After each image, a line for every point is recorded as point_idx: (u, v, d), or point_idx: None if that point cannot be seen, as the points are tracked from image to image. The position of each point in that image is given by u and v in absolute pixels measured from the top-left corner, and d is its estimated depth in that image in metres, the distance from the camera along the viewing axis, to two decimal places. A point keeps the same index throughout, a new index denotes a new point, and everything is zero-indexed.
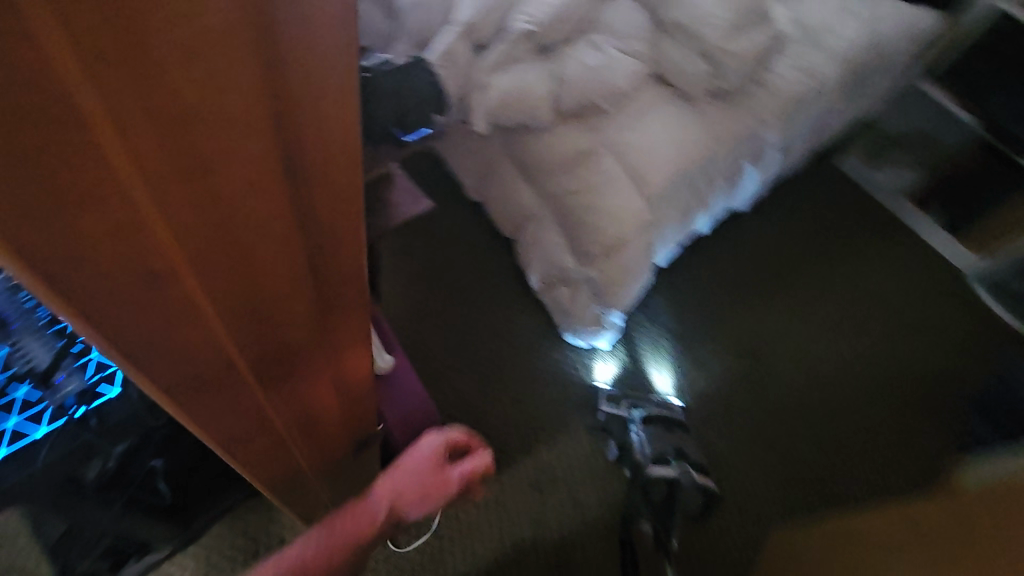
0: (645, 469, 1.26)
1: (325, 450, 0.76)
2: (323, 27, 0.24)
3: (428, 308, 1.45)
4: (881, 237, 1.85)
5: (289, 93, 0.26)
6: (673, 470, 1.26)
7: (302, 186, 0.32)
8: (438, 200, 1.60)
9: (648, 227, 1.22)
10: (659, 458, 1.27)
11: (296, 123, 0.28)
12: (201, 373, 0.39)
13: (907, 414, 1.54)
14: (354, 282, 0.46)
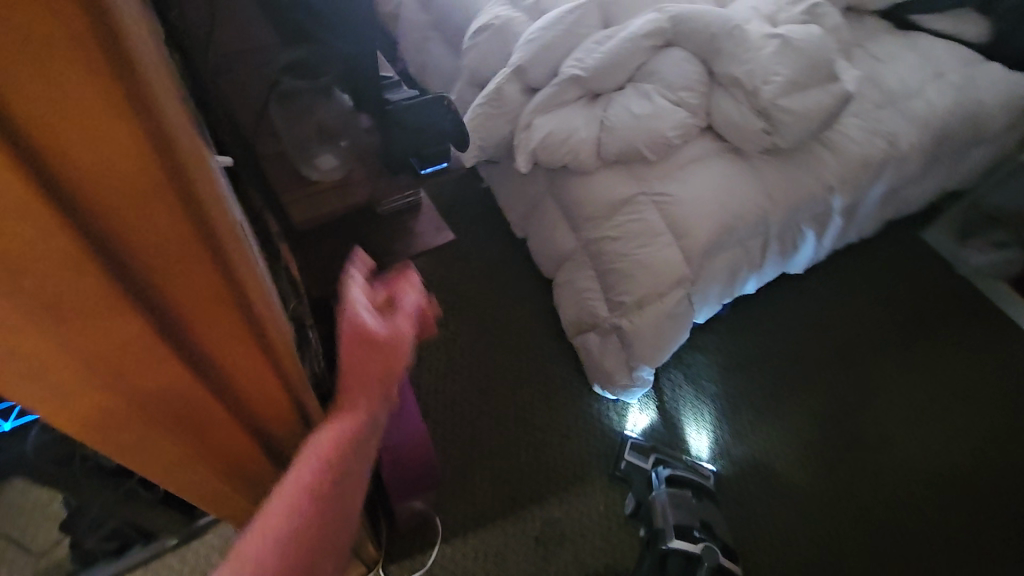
0: (663, 538, 1.10)
1: None
2: (73, 82, 0.23)
3: (457, 337, 1.45)
4: (973, 316, 1.68)
5: (68, 151, 0.25)
6: (696, 547, 1.09)
7: (148, 258, 0.31)
8: (482, 232, 1.63)
9: (685, 282, 1.17)
10: (683, 531, 1.12)
11: (84, 187, 0.27)
12: (130, 442, 0.42)
13: (984, 526, 1.34)
14: (271, 364, 0.44)
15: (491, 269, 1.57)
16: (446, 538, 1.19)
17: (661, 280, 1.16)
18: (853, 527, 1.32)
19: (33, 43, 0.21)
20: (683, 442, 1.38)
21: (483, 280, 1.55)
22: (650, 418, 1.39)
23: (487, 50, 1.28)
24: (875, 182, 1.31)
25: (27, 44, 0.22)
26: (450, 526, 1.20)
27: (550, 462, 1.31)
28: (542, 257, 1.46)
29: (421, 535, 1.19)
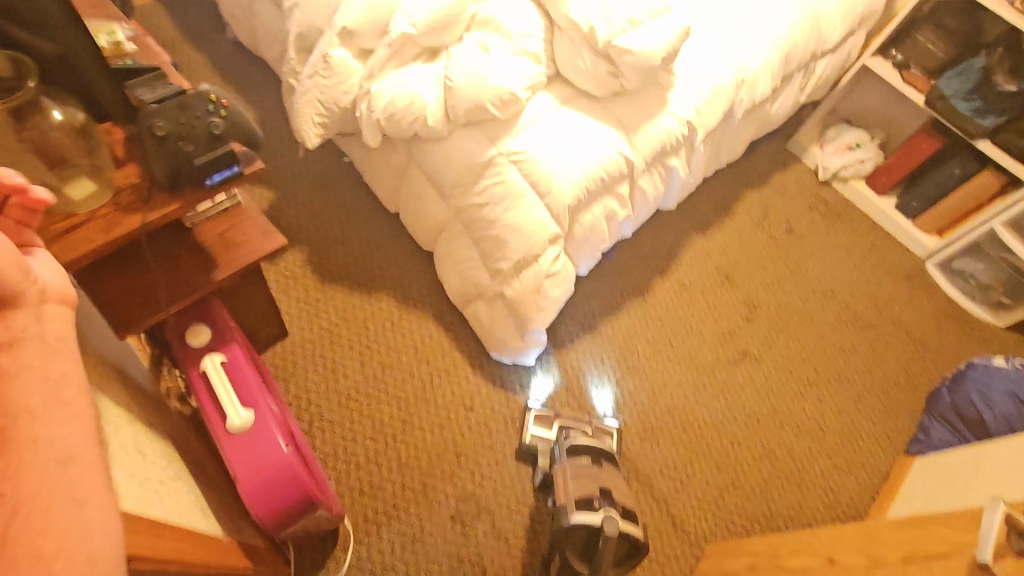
0: (564, 516, 1.07)
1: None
2: None
3: (341, 330, 1.37)
4: (830, 214, 1.89)
5: None
6: (597, 518, 1.04)
7: None
8: (352, 212, 1.52)
9: (559, 240, 1.16)
10: (584, 503, 1.08)
11: None
12: None
13: (851, 411, 1.52)
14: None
15: (368, 251, 1.47)
16: (362, 537, 1.16)
17: (533, 241, 1.13)
18: (747, 435, 1.44)
19: None
20: (587, 401, 1.39)
21: (361, 263, 1.45)
22: (550, 383, 1.39)
23: (311, 11, 1.16)
24: (732, 107, 1.31)
25: None
26: (363, 525, 1.16)
27: (458, 438, 1.29)
28: (416, 230, 1.39)
29: (333, 542, 1.14)
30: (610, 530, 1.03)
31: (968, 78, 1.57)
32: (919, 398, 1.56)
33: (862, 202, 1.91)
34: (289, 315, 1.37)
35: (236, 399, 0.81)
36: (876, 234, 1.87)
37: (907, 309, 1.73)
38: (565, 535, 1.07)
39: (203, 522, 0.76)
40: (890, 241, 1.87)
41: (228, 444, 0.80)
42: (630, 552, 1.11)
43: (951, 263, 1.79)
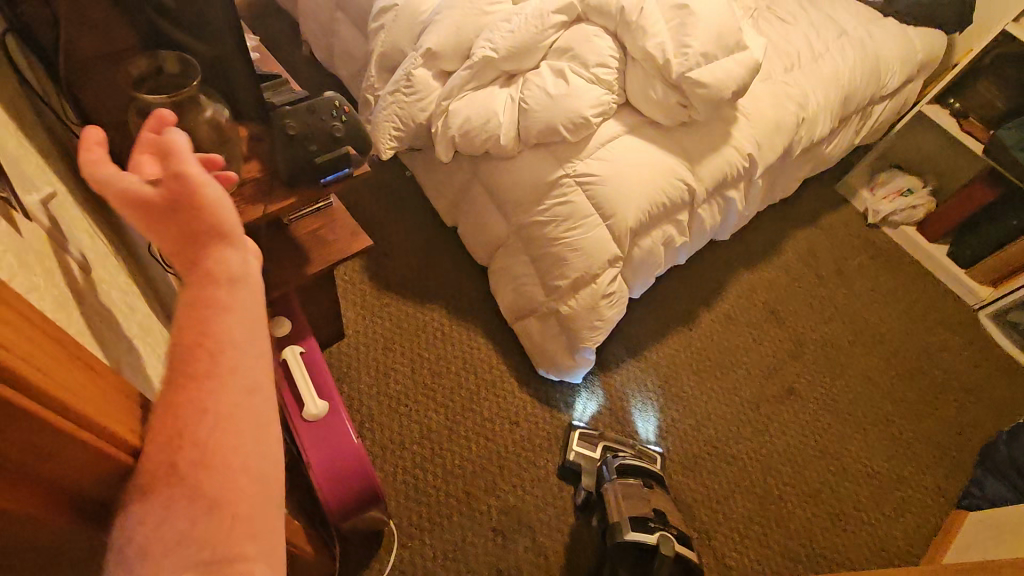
0: (620, 532, 1.08)
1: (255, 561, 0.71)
2: (234, 426, 0.35)
3: (395, 336, 1.41)
4: (879, 257, 1.88)
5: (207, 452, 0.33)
6: (653, 538, 1.07)
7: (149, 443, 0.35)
8: (411, 223, 1.58)
9: (618, 261, 1.19)
10: (639, 522, 1.10)
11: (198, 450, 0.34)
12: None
13: (899, 456, 1.48)
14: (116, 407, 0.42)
15: (425, 261, 1.52)
16: (404, 541, 1.16)
17: (593, 260, 1.16)
18: (790, 472, 1.42)
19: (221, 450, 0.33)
20: (630, 424, 1.40)
21: (417, 272, 1.50)
22: (594, 403, 1.40)
23: (396, 32, 1.24)
24: (793, 144, 1.33)
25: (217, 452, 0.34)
26: (407, 529, 1.18)
27: (501, 451, 1.30)
28: (474, 244, 1.43)
29: (375, 542, 1.15)
30: (667, 551, 1.05)
31: (1018, 130, 1.58)
32: (970, 450, 1.52)
33: (913, 248, 1.89)
34: (347, 318, 1.42)
35: (312, 388, 0.84)
36: (928, 280, 1.85)
37: (960, 358, 1.69)
38: (620, 552, 1.08)
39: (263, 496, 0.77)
40: (942, 290, 1.84)
41: (303, 432, 0.83)
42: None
43: (1006, 315, 1.75)
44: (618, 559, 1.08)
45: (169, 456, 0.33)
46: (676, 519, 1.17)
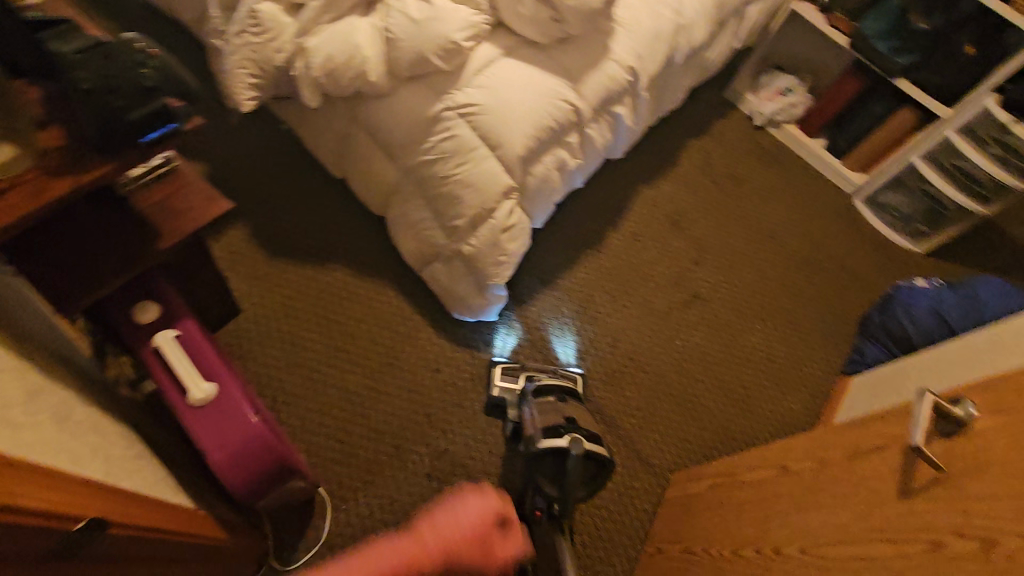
0: (535, 444, 1.07)
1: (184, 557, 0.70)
2: None
3: (297, 303, 1.34)
4: (765, 159, 1.98)
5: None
6: (564, 441, 1.05)
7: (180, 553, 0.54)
8: (295, 180, 1.46)
9: (513, 192, 1.15)
10: (551, 430, 1.10)
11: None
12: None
13: (793, 340, 1.63)
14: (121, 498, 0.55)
15: (318, 219, 1.43)
16: (338, 504, 1.15)
17: (487, 195, 1.12)
18: (701, 370, 1.52)
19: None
20: (550, 352, 1.43)
21: (311, 232, 1.41)
22: (512, 338, 1.41)
23: None
24: (674, 52, 1.32)
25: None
26: (339, 492, 1.17)
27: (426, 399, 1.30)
28: (366, 194, 1.36)
29: (307, 511, 1.14)
30: (577, 451, 1.03)
31: (883, 18, 1.67)
32: (852, 323, 1.69)
33: (795, 145, 2.01)
34: (240, 292, 1.32)
35: (195, 371, 0.78)
36: (808, 174, 1.98)
37: (840, 243, 1.85)
38: (536, 462, 1.06)
39: (144, 488, 0.66)
40: (821, 182, 1.98)
41: (194, 419, 0.77)
42: (597, 475, 1.11)
43: (876, 198, 1.91)
44: (536, 470, 1.07)
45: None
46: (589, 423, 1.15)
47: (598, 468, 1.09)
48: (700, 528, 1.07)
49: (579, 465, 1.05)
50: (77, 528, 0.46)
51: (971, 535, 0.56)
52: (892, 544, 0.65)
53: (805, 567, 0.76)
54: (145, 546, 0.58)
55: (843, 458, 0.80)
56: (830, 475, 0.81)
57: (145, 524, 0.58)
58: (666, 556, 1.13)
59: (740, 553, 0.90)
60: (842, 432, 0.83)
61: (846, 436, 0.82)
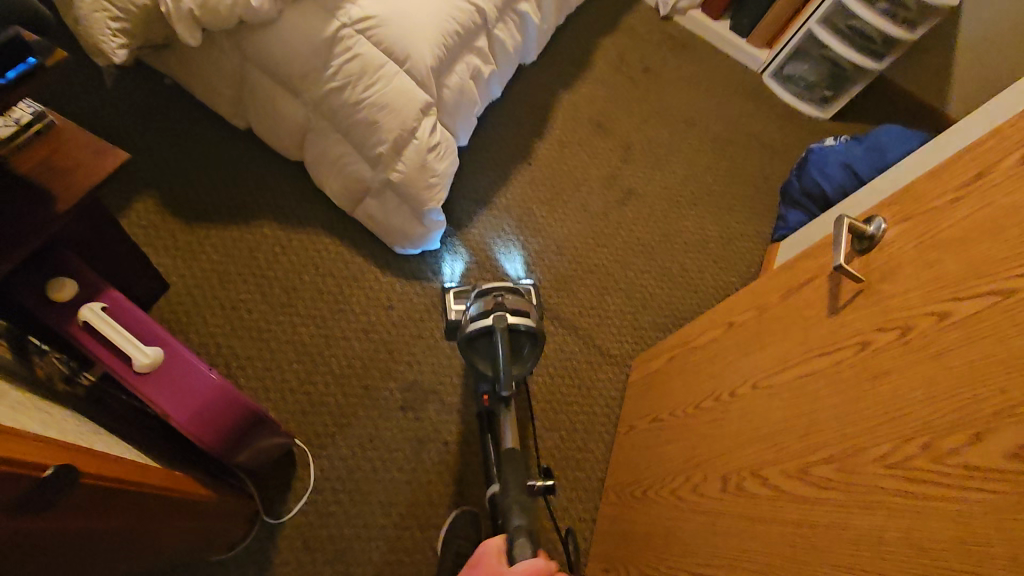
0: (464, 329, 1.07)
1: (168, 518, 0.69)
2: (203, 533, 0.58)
3: (230, 267, 1.27)
4: (675, 49, 2.01)
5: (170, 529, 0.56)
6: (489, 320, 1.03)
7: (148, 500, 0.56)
8: (198, 139, 1.36)
9: (432, 108, 1.11)
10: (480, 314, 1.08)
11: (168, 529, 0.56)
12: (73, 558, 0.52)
13: (723, 218, 1.71)
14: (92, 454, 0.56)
15: (233, 176, 1.34)
16: (319, 452, 1.16)
17: (406, 115, 1.07)
18: (643, 260, 1.58)
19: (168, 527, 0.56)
20: (500, 269, 1.44)
21: (227, 190, 1.33)
22: (460, 262, 1.41)
23: None
24: None
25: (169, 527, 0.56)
26: (317, 439, 1.17)
27: (385, 337, 1.29)
28: (279, 139, 1.28)
29: (288, 465, 1.14)
30: (500, 327, 1.01)
31: None
32: (774, 193, 1.78)
33: (701, 30, 2.05)
34: (165, 265, 1.24)
35: (132, 337, 0.74)
36: (717, 59, 2.03)
37: (755, 120, 1.92)
38: (468, 346, 1.06)
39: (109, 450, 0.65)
40: (730, 64, 2.03)
41: (146, 386, 0.74)
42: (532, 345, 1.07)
43: (783, 71, 1.97)
44: (471, 353, 1.08)
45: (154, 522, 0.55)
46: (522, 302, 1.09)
47: (530, 343, 1.07)
48: (664, 396, 1.15)
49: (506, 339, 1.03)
50: (46, 476, 0.46)
51: (892, 326, 0.63)
52: (826, 354, 0.72)
53: (756, 398, 0.83)
54: (121, 498, 0.58)
55: (779, 299, 0.87)
56: (770, 317, 0.88)
57: (119, 477, 0.58)
58: (638, 430, 1.22)
59: (702, 405, 0.98)
60: (775, 277, 0.90)
61: (779, 280, 0.89)
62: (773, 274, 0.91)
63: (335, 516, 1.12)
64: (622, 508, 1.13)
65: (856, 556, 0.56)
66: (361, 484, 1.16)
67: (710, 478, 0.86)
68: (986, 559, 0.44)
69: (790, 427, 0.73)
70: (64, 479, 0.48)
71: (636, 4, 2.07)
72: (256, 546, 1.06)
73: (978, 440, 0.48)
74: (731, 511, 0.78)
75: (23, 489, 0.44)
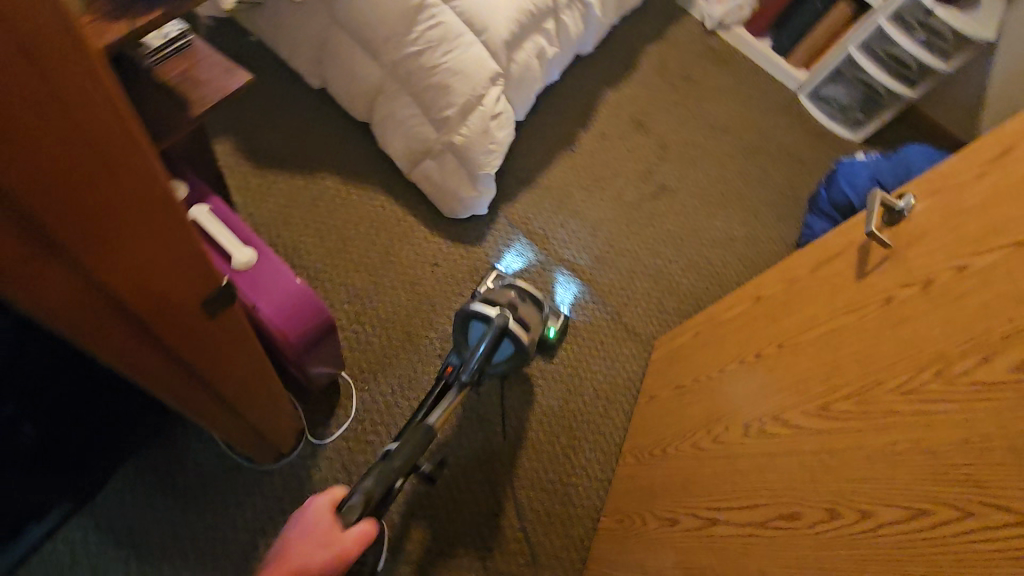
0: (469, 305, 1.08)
1: (240, 379, 0.78)
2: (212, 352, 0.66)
3: (293, 211, 1.37)
4: (716, 61, 2.11)
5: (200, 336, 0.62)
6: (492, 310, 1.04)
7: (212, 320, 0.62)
8: (275, 94, 1.47)
9: (499, 78, 1.21)
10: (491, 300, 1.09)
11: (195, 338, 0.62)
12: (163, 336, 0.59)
13: (750, 220, 1.79)
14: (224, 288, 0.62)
15: (301, 130, 1.45)
16: (361, 386, 1.25)
17: (476, 81, 1.18)
18: (672, 252, 1.67)
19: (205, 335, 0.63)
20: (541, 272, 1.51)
21: (296, 143, 1.44)
22: (523, 259, 1.51)
23: None
24: None
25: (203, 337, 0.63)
26: (360, 374, 1.26)
27: (428, 291, 1.38)
28: (351, 99, 1.39)
29: (331, 394, 1.22)
30: (499, 324, 1.02)
31: None
32: (801, 203, 1.86)
33: (743, 46, 2.15)
34: (235, 203, 1.34)
35: (234, 238, 0.84)
36: (756, 74, 2.13)
37: (787, 134, 2.01)
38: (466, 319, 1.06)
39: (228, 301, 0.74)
40: (768, 81, 2.13)
41: (239, 281, 0.83)
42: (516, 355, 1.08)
43: (818, 92, 2.07)
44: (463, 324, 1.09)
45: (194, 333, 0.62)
46: (533, 316, 1.13)
47: (514, 350, 1.07)
48: (689, 366, 1.22)
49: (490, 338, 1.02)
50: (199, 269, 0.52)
51: (915, 280, 0.71)
52: (852, 311, 0.80)
53: (781, 355, 0.91)
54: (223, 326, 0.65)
55: (806, 270, 0.95)
56: (798, 286, 0.96)
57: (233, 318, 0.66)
58: (659, 399, 1.29)
59: (726, 368, 1.06)
60: (804, 252, 0.98)
61: (806, 255, 0.97)
62: (801, 251, 1.00)
63: (371, 445, 1.20)
64: (639, 466, 1.20)
65: (871, 466, 0.63)
66: (397, 419, 1.24)
67: (731, 428, 0.94)
68: (988, 449, 0.52)
69: (813, 373, 0.81)
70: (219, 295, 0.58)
71: (683, 16, 2.18)
72: (299, 461, 1.15)
73: (988, 359, 0.56)
74: (751, 451, 0.85)
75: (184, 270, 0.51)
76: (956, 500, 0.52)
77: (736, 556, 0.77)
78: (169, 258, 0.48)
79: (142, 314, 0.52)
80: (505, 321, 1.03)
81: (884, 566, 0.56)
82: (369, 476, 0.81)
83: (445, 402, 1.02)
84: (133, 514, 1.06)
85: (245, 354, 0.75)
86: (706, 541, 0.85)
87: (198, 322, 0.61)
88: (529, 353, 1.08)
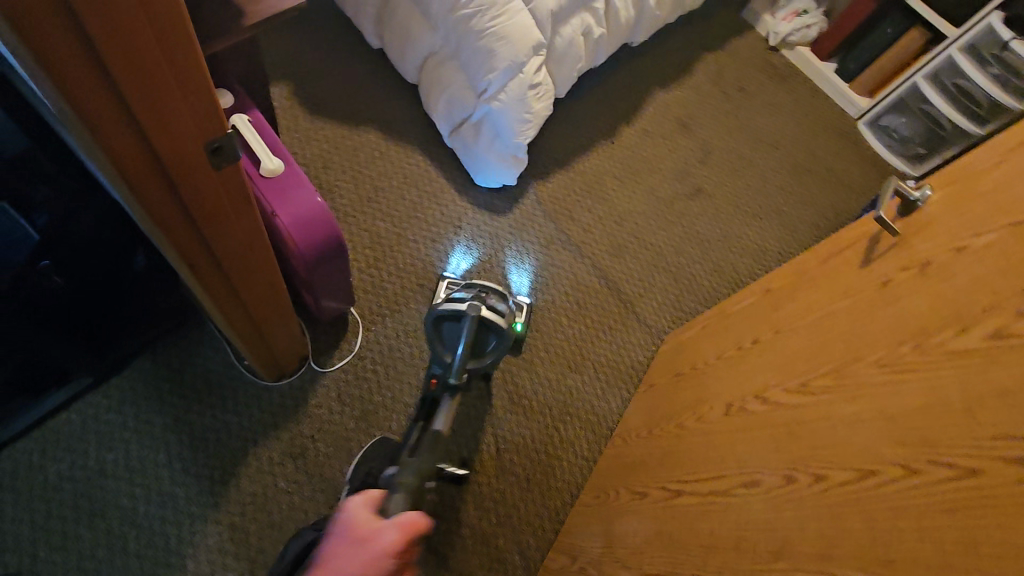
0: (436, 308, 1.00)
1: (253, 285, 0.84)
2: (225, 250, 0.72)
3: (333, 157, 1.45)
4: (775, 77, 2.08)
5: (220, 231, 0.68)
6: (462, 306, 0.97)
7: (231, 222, 0.68)
8: (335, 50, 1.56)
9: (542, 49, 1.26)
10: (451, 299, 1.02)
11: (216, 234, 0.68)
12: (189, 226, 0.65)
13: (785, 234, 1.75)
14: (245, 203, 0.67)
15: (354, 86, 1.53)
16: (368, 326, 1.29)
17: (519, 47, 1.22)
18: (697, 252, 1.64)
19: (224, 232, 0.69)
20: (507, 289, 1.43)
21: (347, 96, 1.52)
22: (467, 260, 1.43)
23: None
24: None
25: (224, 233, 0.69)
26: (370, 315, 1.31)
27: (445, 251, 1.42)
28: (403, 60, 1.46)
29: (339, 328, 1.28)
30: (471, 315, 0.95)
31: None
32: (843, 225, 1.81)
33: (805, 67, 2.12)
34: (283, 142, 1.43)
35: (265, 148, 0.91)
36: (814, 95, 2.08)
37: (838, 157, 1.96)
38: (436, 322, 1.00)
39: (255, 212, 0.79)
40: (827, 103, 2.08)
41: (263, 186, 0.90)
42: (496, 345, 1.00)
43: (879, 120, 2.00)
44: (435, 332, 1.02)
45: (215, 229, 0.67)
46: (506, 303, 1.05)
47: (498, 341, 1.00)
48: (690, 356, 1.20)
49: (471, 333, 0.96)
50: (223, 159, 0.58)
51: (914, 263, 0.69)
52: (848, 296, 0.78)
53: (776, 340, 0.89)
54: (240, 231, 0.71)
55: (815, 260, 0.93)
56: (805, 276, 0.94)
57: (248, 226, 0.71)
58: (656, 387, 1.27)
59: (723, 356, 1.05)
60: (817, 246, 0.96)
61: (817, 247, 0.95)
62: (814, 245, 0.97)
63: (368, 382, 1.24)
64: (626, 445, 1.19)
65: (832, 434, 0.62)
66: (396, 363, 1.28)
67: (715, 409, 0.92)
68: (943, 412, 0.51)
69: (801, 354, 0.79)
70: (223, 145, 0.56)
71: (747, 31, 2.17)
72: (300, 384, 1.21)
73: (964, 331, 0.54)
74: (728, 429, 0.84)
75: (211, 155, 0.57)
76: (903, 460, 0.52)
77: (694, 522, 0.77)
78: (180, 90, 0.49)
79: (146, 136, 0.50)
80: (478, 310, 0.96)
81: (824, 520, 0.56)
82: (406, 470, 0.73)
83: (443, 409, 1.00)
84: (141, 401, 1.14)
85: (259, 267, 0.80)
86: (669, 509, 0.85)
87: (220, 218, 0.66)
88: (510, 342, 1.00)
